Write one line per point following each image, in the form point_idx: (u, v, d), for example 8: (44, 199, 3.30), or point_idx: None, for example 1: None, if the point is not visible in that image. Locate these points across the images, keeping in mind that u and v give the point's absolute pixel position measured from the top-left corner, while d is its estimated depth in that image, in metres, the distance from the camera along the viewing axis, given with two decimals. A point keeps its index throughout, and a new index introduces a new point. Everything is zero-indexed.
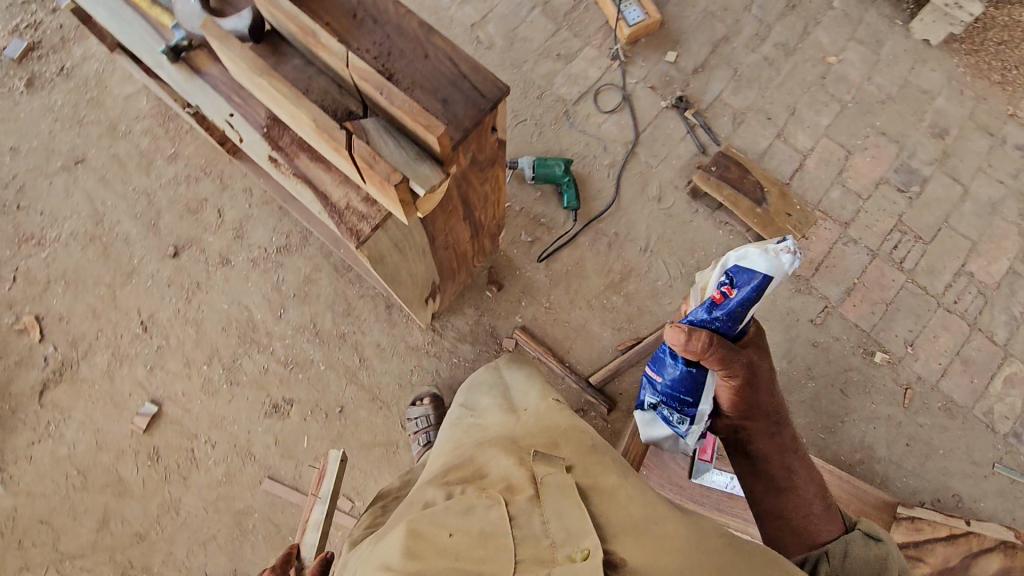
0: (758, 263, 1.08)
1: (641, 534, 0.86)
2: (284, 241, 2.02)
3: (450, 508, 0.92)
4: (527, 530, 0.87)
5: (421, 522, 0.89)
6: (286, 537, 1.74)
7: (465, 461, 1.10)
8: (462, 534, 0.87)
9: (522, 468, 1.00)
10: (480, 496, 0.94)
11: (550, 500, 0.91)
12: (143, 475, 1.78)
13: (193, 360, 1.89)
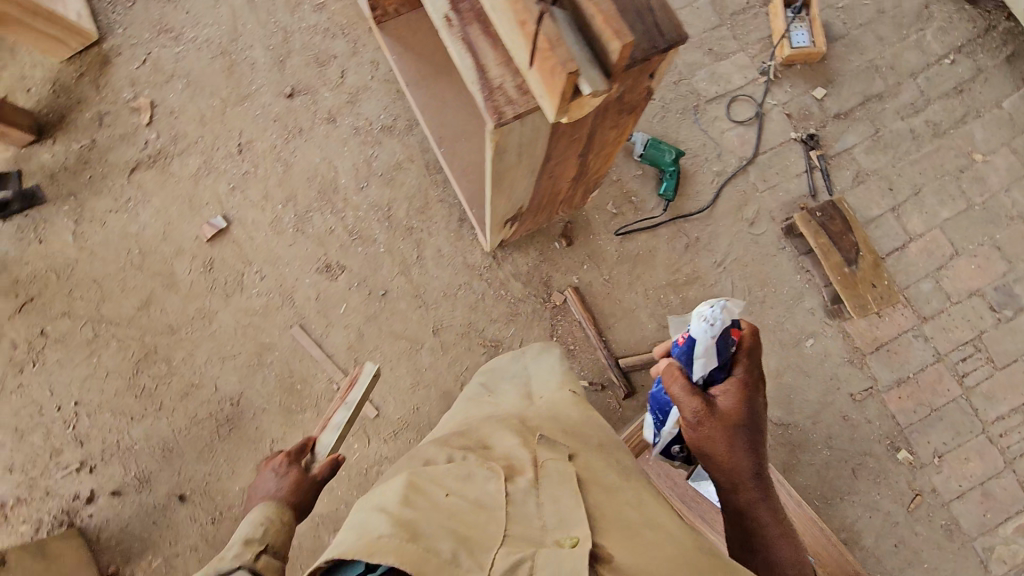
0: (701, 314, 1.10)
1: (633, 539, 0.84)
2: (389, 123, 2.07)
3: (449, 471, 0.94)
4: (520, 507, 0.86)
5: (420, 477, 0.91)
6: (295, 383, 1.83)
7: (475, 434, 1.12)
8: (459, 496, 0.88)
9: (524, 451, 1.01)
10: (482, 468, 0.95)
11: (546, 488, 0.90)
12: (193, 278, 1.88)
13: (271, 196, 1.98)
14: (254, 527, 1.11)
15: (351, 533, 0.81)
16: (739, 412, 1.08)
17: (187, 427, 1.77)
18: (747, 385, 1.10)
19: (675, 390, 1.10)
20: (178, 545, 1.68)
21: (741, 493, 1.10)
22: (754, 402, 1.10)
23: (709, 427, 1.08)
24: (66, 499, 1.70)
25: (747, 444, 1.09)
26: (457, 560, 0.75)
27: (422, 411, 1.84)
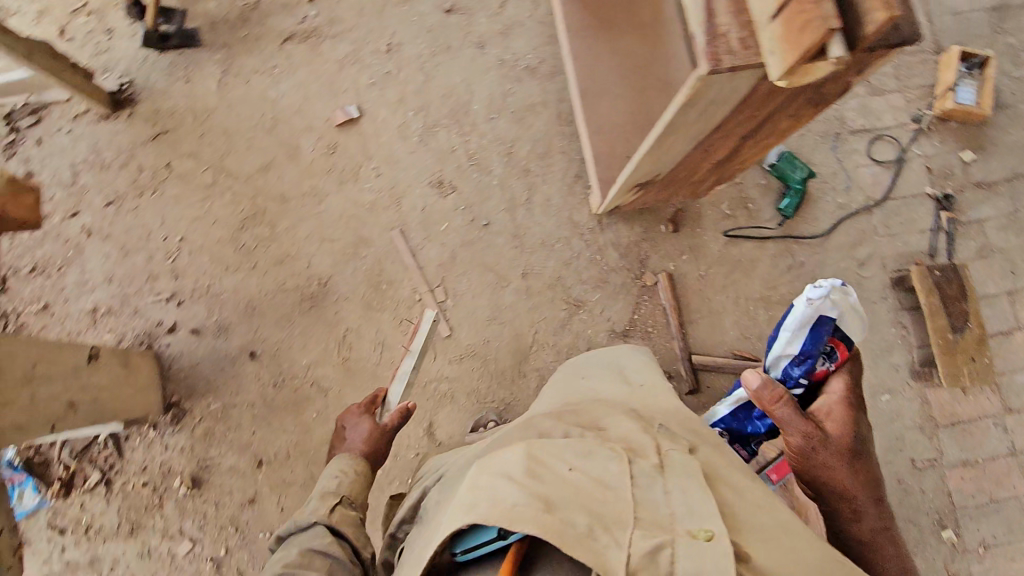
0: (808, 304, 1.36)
1: (769, 542, 0.85)
2: (534, 64, 2.07)
3: (570, 446, 0.96)
4: (650, 489, 0.88)
5: (541, 449, 0.94)
6: (381, 283, 1.87)
7: (589, 415, 1.16)
8: (582, 471, 0.90)
9: (644, 435, 1.01)
10: (602, 446, 0.96)
11: (671, 473, 0.90)
12: (315, 157, 1.94)
13: (406, 102, 2.01)
14: (332, 479, 1.39)
15: (483, 494, 0.85)
16: (847, 437, 1.29)
17: (273, 294, 1.84)
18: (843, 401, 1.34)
19: (783, 412, 1.27)
20: (239, 397, 1.76)
21: (862, 521, 1.27)
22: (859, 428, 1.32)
23: (824, 452, 1.26)
24: (151, 324, 1.78)
25: (854, 467, 1.29)
26: (595, 533, 0.80)
27: (491, 345, 1.87)
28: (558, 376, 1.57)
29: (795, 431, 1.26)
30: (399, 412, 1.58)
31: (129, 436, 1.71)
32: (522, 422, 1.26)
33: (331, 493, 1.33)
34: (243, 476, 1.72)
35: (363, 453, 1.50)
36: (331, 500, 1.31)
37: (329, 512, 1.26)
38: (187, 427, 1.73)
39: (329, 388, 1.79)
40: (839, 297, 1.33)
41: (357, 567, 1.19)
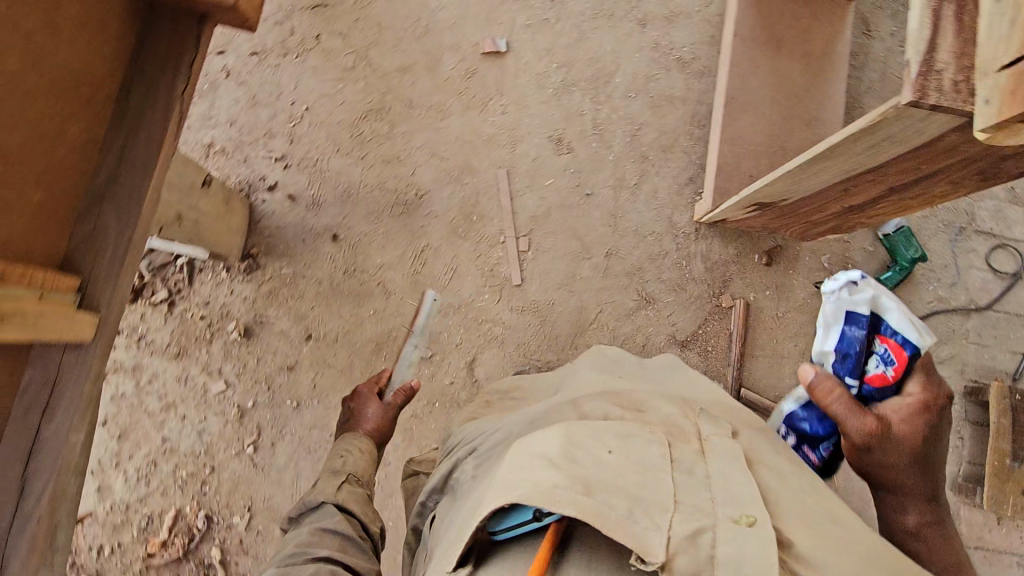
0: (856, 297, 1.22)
1: (808, 525, 0.87)
2: (686, 58, 2.02)
3: (608, 427, 0.91)
4: (693, 474, 0.85)
5: (578, 430, 0.87)
6: (473, 214, 1.90)
7: (630, 397, 1.13)
8: (623, 452, 0.86)
9: (685, 420, 1.00)
10: (641, 428, 0.93)
11: (712, 461, 0.89)
12: (451, 76, 1.96)
13: (553, 52, 2.00)
14: (338, 457, 1.38)
15: (520, 470, 0.81)
16: (915, 435, 1.11)
17: (371, 189, 1.89)
18: (918, 401, 1.13)
19: (840, 405, 1.13)
20: (309, 271, 1.82)
21: (909, 514, 1.12)
22: (930, 426, 1.12)
23: (881, 447, 1.10)
24: (255, 176, 1.86)
25: (917, 467, 1.11)
26: (635, 516, 0.76)
27: (554, 308, 1.88)
28: (585, 359, 1.55)
29: (856, 423, 1.11)
30: (403, 389, 1.57)
31: (203, 268, 1.79)
32: (555, 402, 1.23)
33: (337, 471, 1.33)
34: (290, 342, 1.79)
35: (368, 432, 1.48)
36: (337, 478, 1.30)
37: (335, 491, 1.26)
38: (256, 280, 1.80)
39: (393, 293, 1.84)
40: (867, 294, 1.21)
41: (367, 543, 1.20)
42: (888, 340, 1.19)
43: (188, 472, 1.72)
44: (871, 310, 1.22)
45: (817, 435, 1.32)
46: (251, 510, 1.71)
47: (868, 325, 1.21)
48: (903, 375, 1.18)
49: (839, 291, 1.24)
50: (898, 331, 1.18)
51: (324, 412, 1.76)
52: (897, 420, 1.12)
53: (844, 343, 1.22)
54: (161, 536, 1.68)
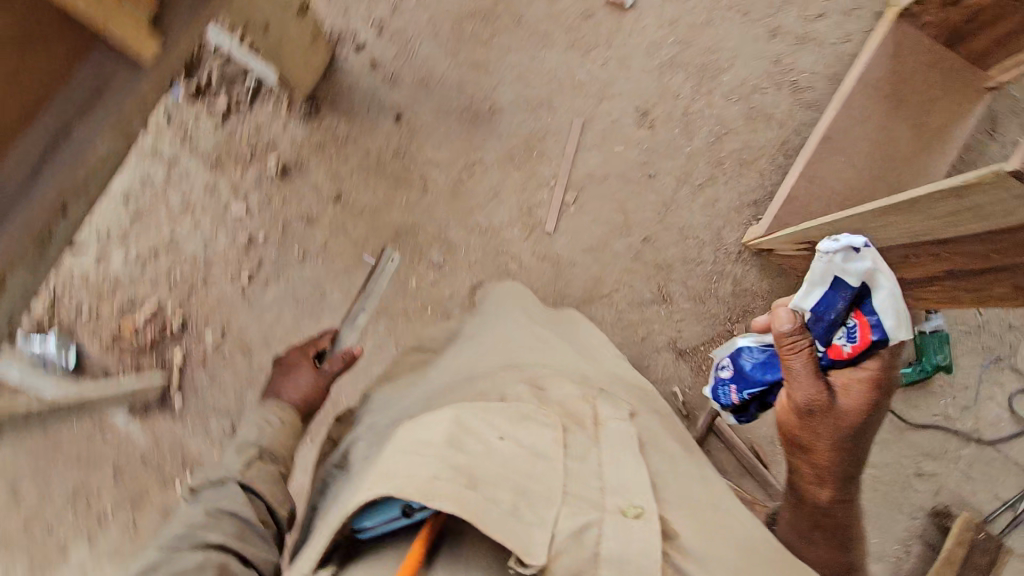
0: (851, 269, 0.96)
1: (701, 521, 0.88)
2: (801, 85, 1.93)
3: (505, 410, 0.85)
4: (583, 460, 0.84)
5: (469, 416, 0.80)
6: (534, 151, 1.88)
7: (533, 373, 1.11)
8: (514, 439, 0.81)
9: (585, 405, 0.99)
10: (540, 413, 0.88)
11: (603, 445, 0.89)
12: (568, 12, 1.92)
13: (675, 27, 1.93)
14: (251, 428, 1.16)
15: (395, 461, 0.72)
16: (853, 412, 1.04)
17: (449, 87, 1.87)
18: (870, 380, 1.02)
19: (802, 365, 1.01)
20: (362, 138, 1.83)
21: (822, 490, 1.12)
22: (874, 405, 1.04)
23: (813, 414, 1.05)
24: (347, 30, 1.86)
25: (841, 438, 1.08)
26: (519, 511, 0.70)
27: (572, 268, 1.85)
28: (506, 293, 1.50)
29: (801, 388, 1.04)
30: (342, 356, 1.36)
31: (267, 95, 1.81)
32: (455, 377, 1.19)
33: (251, 442, 1.12)
34: (319, 197, 1.81)
35: (292, 402, 1.27)
36: (251, 451, 1.10)
37: (241, 469, 1.05)
38: (310, 126, 1.82)
39: (429, 191, 1.84)
40: (864, 264, 0.95)
41: (271, 530, 1.03)
42: (862, 318, 0.98)
43: (182, 275, 1.76)
44: (862, 282, 0.96)
45: (752, 381, 1.15)
46: (223, 333, 1.76)
47: (851, 294, 0.97)
48: (862, 356, 1.01)
49: (832, 253, 0.97)
50: (877, 311, 0.96)
51: (324, 272, 1.79)
52: (840, 390, 1.04)
53: (822, 305, 0.99)
54: (136, 321, 1.73)
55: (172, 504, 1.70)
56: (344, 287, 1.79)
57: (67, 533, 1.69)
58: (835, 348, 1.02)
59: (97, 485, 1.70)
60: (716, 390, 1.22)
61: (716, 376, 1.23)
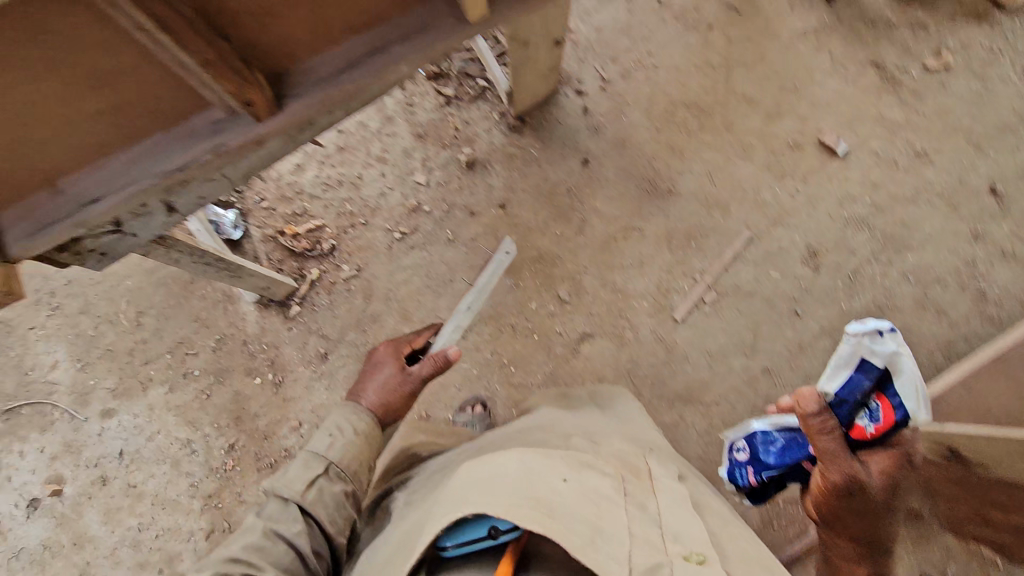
0: (889, 342, 1.36)
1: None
2: (992, 294, 1.80)
3: (566, 457, 0.86)
4: (647, 509, 0.82)
5: (535, 456, 0.83)
6: (692, 242, 1.89)
7: (579, 434, 1.08)
8: (577, 480, 0.80)
9: (637, 461, 0.99)
10: (603, 465, 0.88)
11: (662, 497, 0.87)
12: (778, 135, 1.95)
13: (878, 189, 1.89)
14: (325, 437, 1.09)
15: (476, 487, 0.77)
16: (865, 488, 1.17)
17: (640, 155, 1.97)
18: (865, 454, 1.24)
19: (830, 441, 1.14)
20: (546, 166, 1.97)
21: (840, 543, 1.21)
22: (868, 479, 1.26)
23: (844, 494, 1.13)
24: (576, 75, 2.03)
25: (858, 513, 1.18)
26: (597, 545, 0.69)
27: (682, 362, 1.81)
28: (596, 392, 1.43)
29: (834, 467, 1.12)
30: (435, 357, 1.22)
31: (488, 99, 2.03)
32: (511, 429, 1.17)
33: (317, 455, 1.07)
34: (488, 197, 1.96)
35: (372, 411, 1.16)
36: (318, 471, 1.06)
37: (304, 492, 1.03)
38: (510, 138, 2.00)
39: (582, 234, 1.92)
40: (888, 348, 1.35)
41: (321, 558, 1.05)
42: (885, 399, 1.35)
43: (351, 210, 1.97)
44: (885, 365, 1.36)
45: (767, 464, 1.33)
46: (357, 272, 1.92)
47: (875, 375, 1.36)
48: (862, 435, 1.31)
49: (860, 335, 1.38)
50: (898, 394, 1.34)
51: (462, 261, 1.92)
52: (859, 468, 1.16)
53: (850, 383, 1.35)
54: (298, 229, 1.94)
55: (246, 392, 1.84)
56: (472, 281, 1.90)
57: (156, 373, 1.87)
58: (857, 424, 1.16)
59: (198, 346, 1.88)
60: (735, 471, 1.42)
61: (733, 458, 1.44)
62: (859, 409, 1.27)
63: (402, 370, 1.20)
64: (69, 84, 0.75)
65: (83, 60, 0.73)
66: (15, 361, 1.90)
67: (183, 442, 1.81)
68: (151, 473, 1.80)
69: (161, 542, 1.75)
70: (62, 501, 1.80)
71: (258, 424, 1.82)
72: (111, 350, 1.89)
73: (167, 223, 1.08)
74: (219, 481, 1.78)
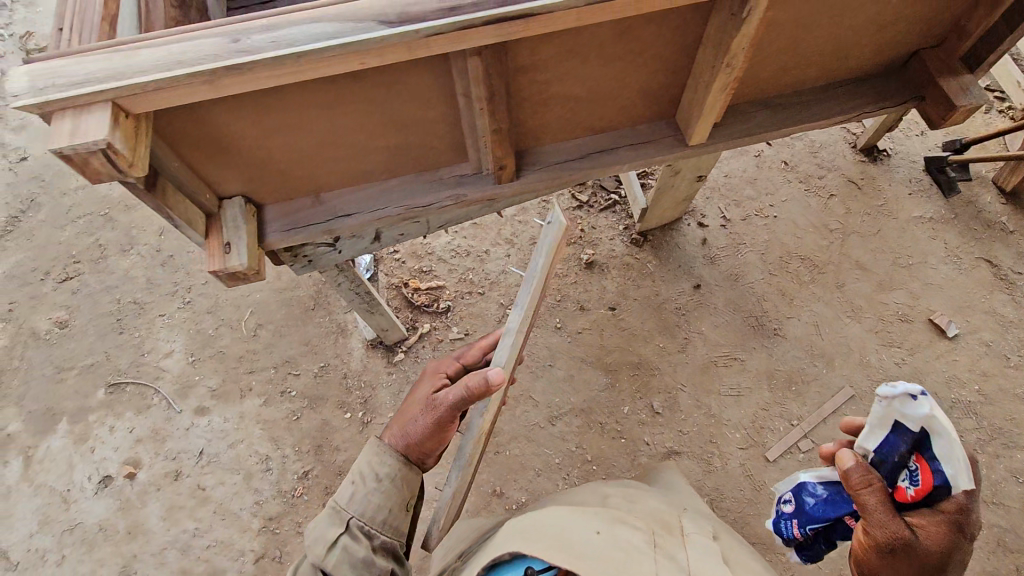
0: (910, 413, 0.81)
1: None
2: None
3: (604, 512, 0.81)
4: (679, 563, 0.73)
5: (574, 507, 0.82)
6: (792, 386, 1.92)
7: (619, 489, 1.00)
8: (609, 532, 0.76)
9: (670, 515, 0.89)
10: (630, 518, 0.81)
11: (698, 550, 0.78)
12: (888, 305, 2.02)
13: (987, 379, 1.90)
14: (348, 486, 0.99)
15: (523, 528, 0.79)
16: (935, 561, 0.80)
17: (751, 293, 2.06)
18: (955, 519, 0.80)
19: (873, 501, 0.81)
20: (660, 282, 2.09)
21: None
22: (960, 548, 0.81)
23: (897, 562, 0.80)
24: (700, 210, 2.20)
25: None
26: None
27: (768, 504, 1.76)
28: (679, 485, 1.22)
29: (873, 525, 0.81)
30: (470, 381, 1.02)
31: (616, 212, 2.21)
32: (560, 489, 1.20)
33: (338, 512, 0.96)
34: (600, 297, 2.07)
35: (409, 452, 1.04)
36: (338, 529, 0.94)
37: (324, 554, 0.91)
38: (630, 250, 2.14)
39: (684, 352, 1.98)
40: (921, 411, 0.80)
41: None
42: (924, 463, 0.82)
43: (472, 279, 2.10)
44: (924, 428, 0.81)
45: (815, 518, 0.94)
46: (465, 336, 2.02)
47: (913, 439, 0.82)
48: (934, 500, 0.81)
49: (890, 398, 0.83)
50: (938, 458, 0.80)
51: (564, 350, 1.99)
52: (924, 535, 0.80)
53: (884, 447, 0.85)
54: (421, 284, 2.09)
55: (333, 424, 1.89)
56: (571, 371, 1.96)
57: (256, 384, 1.95)
58: (898, 490, 0.84)
59: (301, 368, 1.97)
60: (775, 521, 1.01)
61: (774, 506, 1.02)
62: (903, 477, 0.84)
63: (431, 397, 1.05)
64: (380, 125, 0.92)
65: (401, 108, 0.90)
66: (136, 341, 2.02)
67: (260, 457, 1.85)
68: (222, 480, 1.82)
69: (210, 553, 1.74)
70: (131, 486, 1.82)
71: (336, 458, 1.85)
72: (223, 352, 2.00)
73: (369, 246, 1.23)
74: (284, 506, 1.79)
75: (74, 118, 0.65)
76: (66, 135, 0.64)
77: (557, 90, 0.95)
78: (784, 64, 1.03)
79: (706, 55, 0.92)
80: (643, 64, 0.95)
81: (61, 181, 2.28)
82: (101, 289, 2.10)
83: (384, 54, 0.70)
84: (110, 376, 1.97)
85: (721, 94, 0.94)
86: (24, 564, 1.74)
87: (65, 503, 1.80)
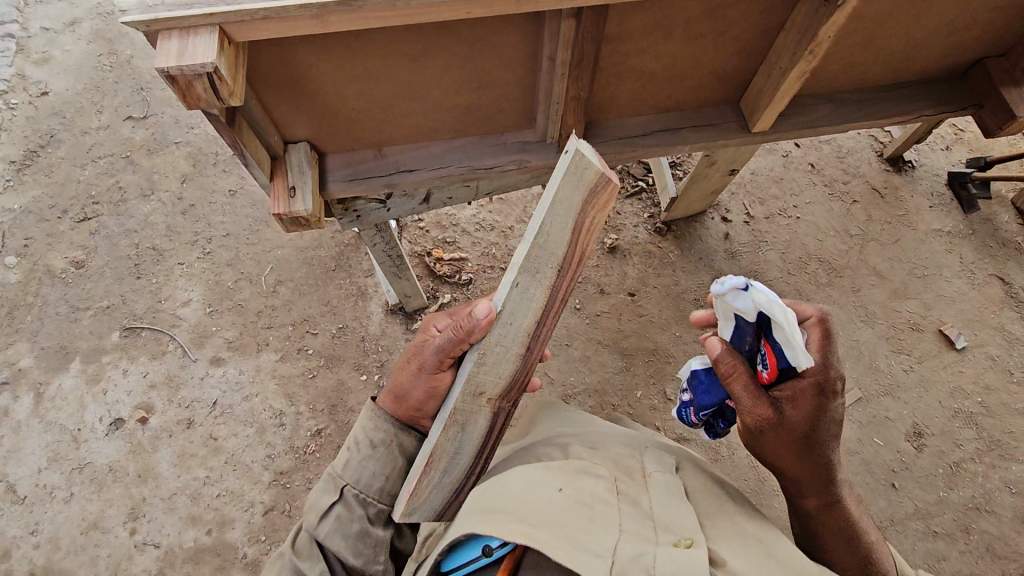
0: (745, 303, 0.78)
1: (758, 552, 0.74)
2: None
3: (562, 467, 0.78)
4: (641, 509, 0.74)
5: (536, 469, 0.76)
6: None
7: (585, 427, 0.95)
8: (574, 489, 0.73)
9: (623, 450, 0.86)
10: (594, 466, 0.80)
11: (655, 488, 0.78)
12: (901, 313, 2.06)
13: (991, 392, 1.95)
14: (343, 454, 0.95)
15: (488, 503, 0.73)
16: (806, 427, 0.81)
17: None
18: (814, 383, 0.79)
19: (739, 389, 0.81)
20: (680, 271, 2.11)
21: (805, 498, 0.88)
22: (828, 408, 0.80)
23: (769, 435, 0.83)
24: (725, 204, 2.21)
25: (805, 454, 0.84)
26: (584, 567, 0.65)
27: (772, 497, 1.80)
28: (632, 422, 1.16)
29: (743, 413, 0.82)
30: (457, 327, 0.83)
31: (641, 199, 2.21)
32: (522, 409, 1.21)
33: (330, 481, 0.93)
34: (621, 282, 2.09)
35: (396, 413, 0.97)
36: (331, 498, 0.91)
37: (316, 523, 0.89)
38: (653, 238, 2.15)
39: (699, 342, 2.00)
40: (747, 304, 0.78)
41: None
42: (770, 346, 0.80)
43: (495, 254, 2.11)
44: (761, 314, 0.77)
45: (705, 406, 0.92)
46: None
47: (755, 326, 0.79)
48: (789, 376, 0.80)
49: (724, 295, 0.80)
50: (780, 340, 0.77)
51: (581, 331, 2.01)
52: (787, 404, 0.81)
53: (736, 338, 0.83)
54: (444, 254, 2.08)
55: (349, 385, 1.90)
56: (588, 351, 1.98)
57: (273, 340, 1.95)
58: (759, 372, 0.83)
59: (319, 327, 1.97)
60: (679, 412, 1.00)
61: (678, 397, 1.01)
62: (761, 361, 0.82)
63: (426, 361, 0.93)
64: (454, 82, 0.91)
65: (482, 63, 0.89)
66: (154, 287, 2.01)
67: (274, 412, 1.85)
68: (235, 432, 1.83)
69: (220, 502, 1.75)
70: (142, 430, 1.82)
71: (350, 418, 1.85)
72: (241, 305, 1.99)
73: (416, 208, 1.21)
74: (295, 461, 1.80)
75: (180, 39, 0.64)
76: (174, 54, 0.64)
77: (635, 64, 0.95)
78: (854, 58, 1.04)
79: (788, 43, 0.92)
80: (722, 43, 0.95)
81: (82, 119, 2.23)
82: (119, 233, 2.07)
83: (492, 6, 0.70)
84: (125, 320, 1.96)
85: (795, 82, 0.95)
86: (33, 498, 1.75)
87: (76, 442, 1.80)
